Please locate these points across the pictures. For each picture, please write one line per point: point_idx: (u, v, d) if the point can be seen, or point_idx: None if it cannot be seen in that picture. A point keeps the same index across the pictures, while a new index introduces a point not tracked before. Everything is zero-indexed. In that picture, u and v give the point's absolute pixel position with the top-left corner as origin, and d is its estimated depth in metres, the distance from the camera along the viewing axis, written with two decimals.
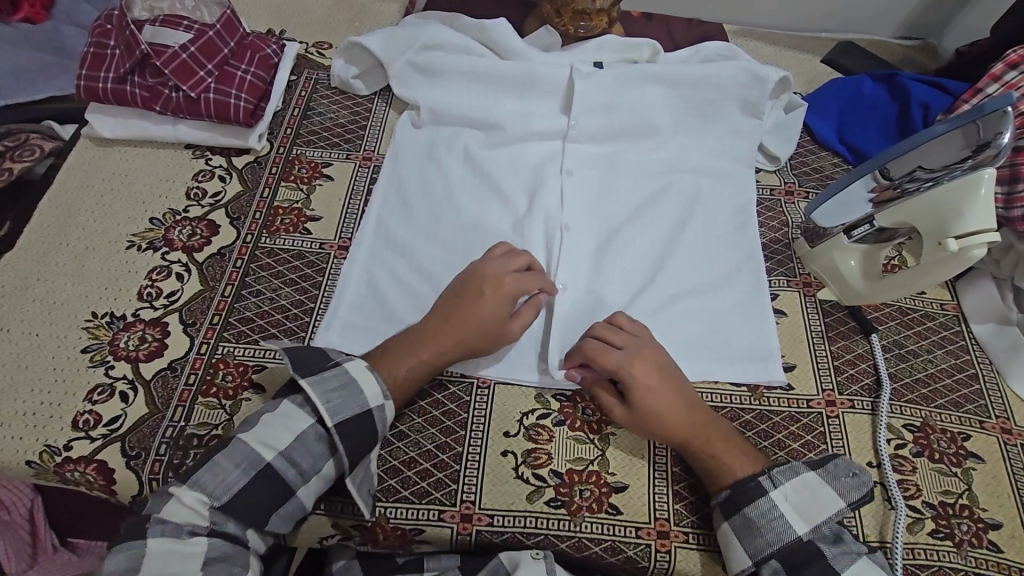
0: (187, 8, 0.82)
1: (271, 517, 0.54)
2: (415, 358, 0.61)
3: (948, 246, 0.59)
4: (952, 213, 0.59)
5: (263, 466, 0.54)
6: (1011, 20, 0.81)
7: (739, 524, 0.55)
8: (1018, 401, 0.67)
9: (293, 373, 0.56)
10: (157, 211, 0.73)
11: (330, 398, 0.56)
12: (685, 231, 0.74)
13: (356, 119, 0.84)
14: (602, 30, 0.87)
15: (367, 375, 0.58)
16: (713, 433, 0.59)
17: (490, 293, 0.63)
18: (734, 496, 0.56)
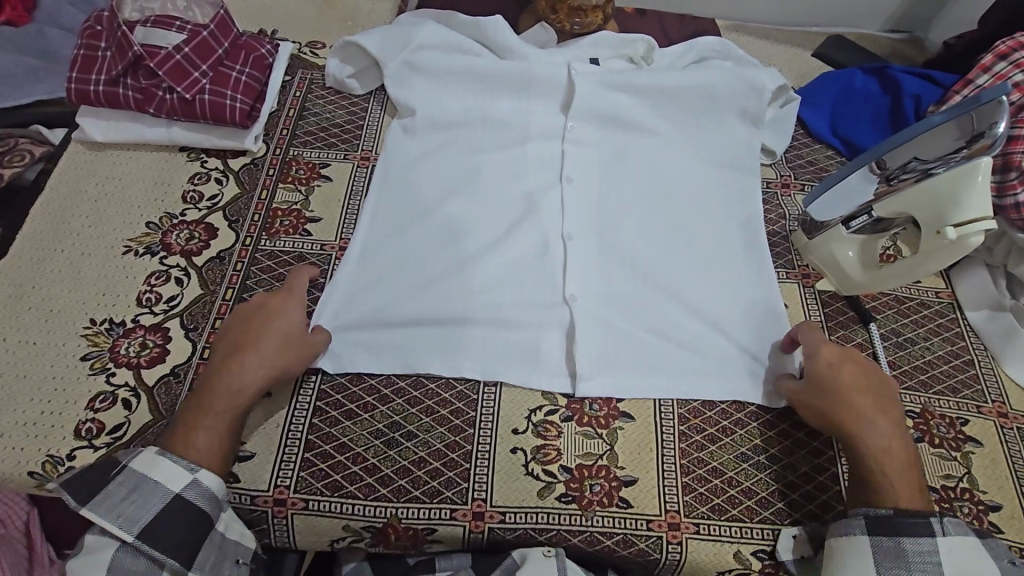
0: (179, 9, 0.80)
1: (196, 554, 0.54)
2: (207, 426, 0.56)
3: (948, 234, 0.60)
4: (949, 202, 0.60)
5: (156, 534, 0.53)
6: (998, 12, 0.83)
7: (890, 548, 0.53)
8: (1013, 385, 0.69)
9: (59, 492, 0.52)
10: (153, 215, 0.72)
11: (118, 513, 0.53)
12: (686, 233, 0.75)
13: (353, 119, 0.83)
14: (598, 26, 0.87)
15: (155, 459, 0.54)
16: (905, 466, 0.57)
17: (275, 321, 0.62)
18: (895, 519, 0.54)
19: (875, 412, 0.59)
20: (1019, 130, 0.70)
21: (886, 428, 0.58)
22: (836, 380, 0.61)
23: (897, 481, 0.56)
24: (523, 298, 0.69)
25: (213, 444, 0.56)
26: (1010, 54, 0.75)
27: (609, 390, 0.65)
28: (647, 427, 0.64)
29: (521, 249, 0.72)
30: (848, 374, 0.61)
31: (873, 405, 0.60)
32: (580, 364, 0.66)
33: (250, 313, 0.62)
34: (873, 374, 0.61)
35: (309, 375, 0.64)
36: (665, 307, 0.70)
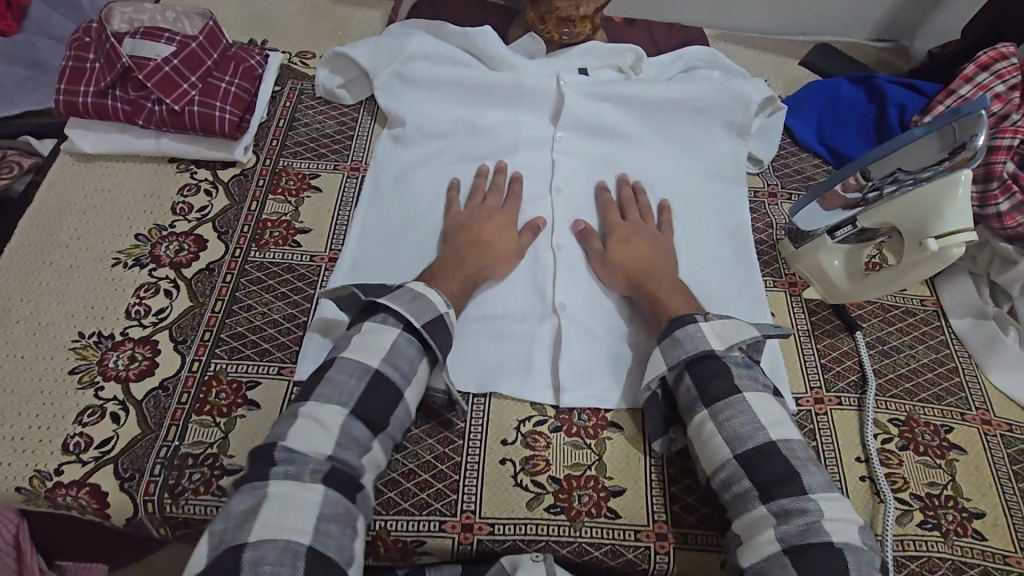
0: (168, 21, 0.80)
1: (390, 420, 0.56)
2: (460, 275, 0.66)
3: (931, 244, 0.61)
4: (930, 213, 0.61)
5: (373, 373, 0.55)
6: (981, 23, 0.84)
7: (666, 343, 0.61)
8: (997, 393, 0.70)
9: (364, 295, 0.60)
10: (142, 227, 0.72)
11: (408, 304, 0.58)
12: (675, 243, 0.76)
13: (342, 129, 0.84)
14: (586, 36, 0.87)
15: (428, 288, 0.60)
16: (676, 288, 0.67)
17: (501, 220, 0.72)
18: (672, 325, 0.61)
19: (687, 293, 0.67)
20: (1000, 141, 0.71)
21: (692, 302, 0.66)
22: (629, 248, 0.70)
23: (667, 298, 0.66)
24: (512, 310, 0.70)
25: (460, 292, 0.66)
26: (992, 64, 0.76)
27: (594, 402, 0.66)
28: (635, 437, 0.65)
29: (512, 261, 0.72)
30: (643, 245, 0.71)
31: (627, 244, 0.71)
32: (565, 376, 0.66)
33: (480, 212, 0.72)
34: (660, 242, 0.72)
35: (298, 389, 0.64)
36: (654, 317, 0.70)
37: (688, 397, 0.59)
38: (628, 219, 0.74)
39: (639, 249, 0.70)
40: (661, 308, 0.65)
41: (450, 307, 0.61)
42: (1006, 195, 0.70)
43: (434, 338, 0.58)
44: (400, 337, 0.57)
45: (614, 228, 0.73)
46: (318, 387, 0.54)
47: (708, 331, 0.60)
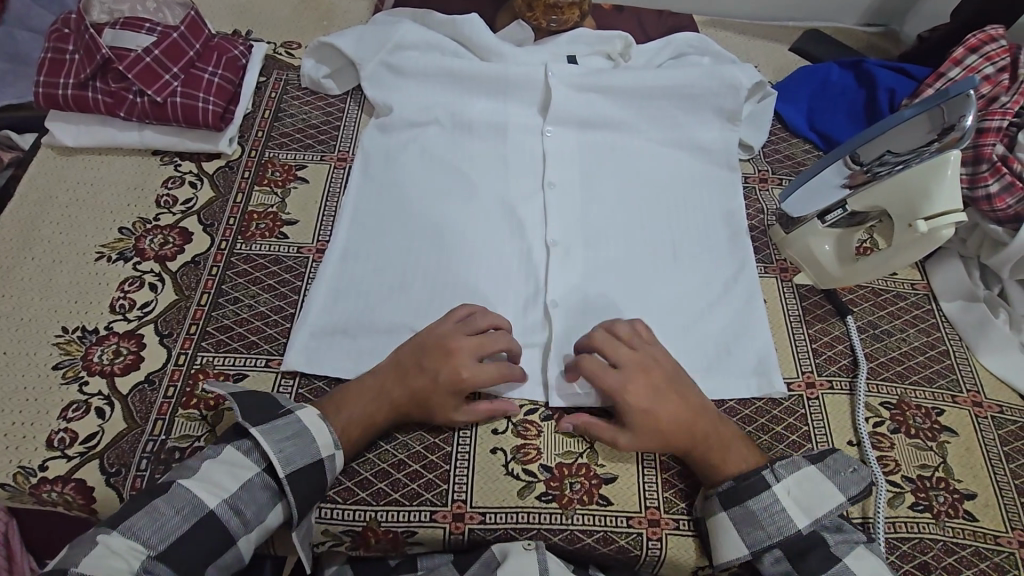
0: (149, 11, 0.80)
1: (209, 568, 0.51)
2: (367, 416, 0.59)
3: (920, 226, 0.61)
4: (916, 195, 0.61)
5: (207, 514, 0.52)
6: (970, 4, 0.84)
7: (740, 515, 0.56)
8: (988, 375, 0.70)
9: (244, 424, 0.55)
10: (125, 220, 0.71)
11: (282, 446, 0.55)
12: (664, 236, 0.75)
13: (329, 120, 0.83)
14: (574, 23, 0.86)
15: (319, 422, 0.57)
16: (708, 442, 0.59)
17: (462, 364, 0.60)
18: (735, 487, 0.57)
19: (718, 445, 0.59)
20: (989, 123, 0.71)
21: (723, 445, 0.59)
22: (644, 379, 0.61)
23: (708, 452, 0.59)
24: (498, 299, 0.70)
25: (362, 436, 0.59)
26: (980, 47, 0.76)
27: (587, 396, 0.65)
28: None
29: (502, 254, 0.72)
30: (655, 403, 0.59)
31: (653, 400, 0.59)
32: (555, 369, 0.66)
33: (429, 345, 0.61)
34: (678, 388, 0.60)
35: (287, 379, 0.63)
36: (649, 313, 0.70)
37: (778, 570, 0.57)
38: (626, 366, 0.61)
39: (666, 408, 0.59)
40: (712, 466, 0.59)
41: (336, 449, 0.57)
42: (995, 176, 0.69)
43: (293, 487, 0.55)
44: (259, 477, 0.55)
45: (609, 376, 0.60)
46: (131, 517, 0.50)
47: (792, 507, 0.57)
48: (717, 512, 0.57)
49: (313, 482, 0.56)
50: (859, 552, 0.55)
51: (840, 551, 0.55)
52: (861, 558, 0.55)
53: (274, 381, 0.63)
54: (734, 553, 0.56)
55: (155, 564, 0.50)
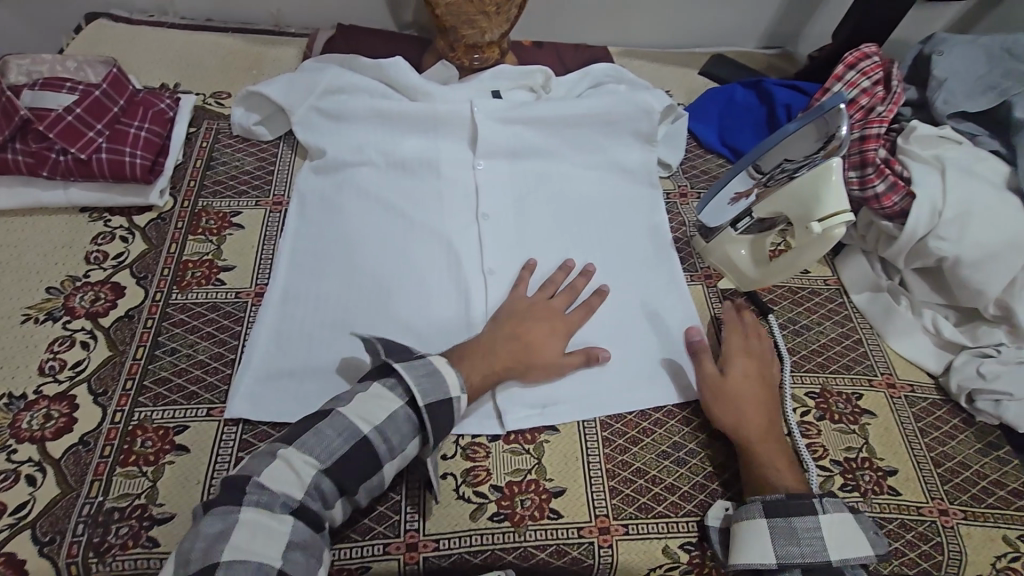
0: (69, 70, 0.80)
1: (359, 487, 0.55)
2: (490, 364, 0.64)
3: (816, 224, 0.66)
4: (809, 195, 0.66)
5: (361, 438, 0.55)
6: (847, 25, 0.93)
7: (781, 527, 0.57)
8: (899, 358, 0.76)
9: (389, 358, 0.59)
10: (54, 280, 0.70)
11: (421, 381, 0.57)
12: (598, 255, 0.80)
13: (262, 165, 0.84)
14: (495, 60, 0.92)
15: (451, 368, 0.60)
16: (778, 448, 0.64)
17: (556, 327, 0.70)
18: (784, 500, 0.58)
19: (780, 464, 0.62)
20: (869, 131, 0.79)
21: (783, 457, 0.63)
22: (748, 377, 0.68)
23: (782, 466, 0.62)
24: (437, 327, 0.71)
25: (480, 383, 0.63)
26: (857, 63, 0.85)
27: (537, 419, 0.67)
28: (572, 438, 0.67)
29: (441, 284, 0.75)
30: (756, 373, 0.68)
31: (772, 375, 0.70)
32: (503, 396, 0.67)
33: (542, 308, 0.71)
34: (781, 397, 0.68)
35: (230, 426, 0.63)
36: (589, 329, 0.73)
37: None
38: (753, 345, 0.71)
39: (751, 396, 0.66)
40: (762, 478, 0.61)
41: (462, 392, 0.60)
42: (880, 177, 0.75)
43: (432, 418, 0.57)
44: (402, 411, 0.57)
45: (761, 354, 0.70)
46: (302, 436, 0.54)
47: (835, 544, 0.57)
48: (757, 515, 0.58)
49: (446, 416, 0.58)
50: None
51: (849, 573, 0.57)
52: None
53: (215, 430, 0.62)
54: (758, 556, 0.56)
55: (318, 481, 0.53)
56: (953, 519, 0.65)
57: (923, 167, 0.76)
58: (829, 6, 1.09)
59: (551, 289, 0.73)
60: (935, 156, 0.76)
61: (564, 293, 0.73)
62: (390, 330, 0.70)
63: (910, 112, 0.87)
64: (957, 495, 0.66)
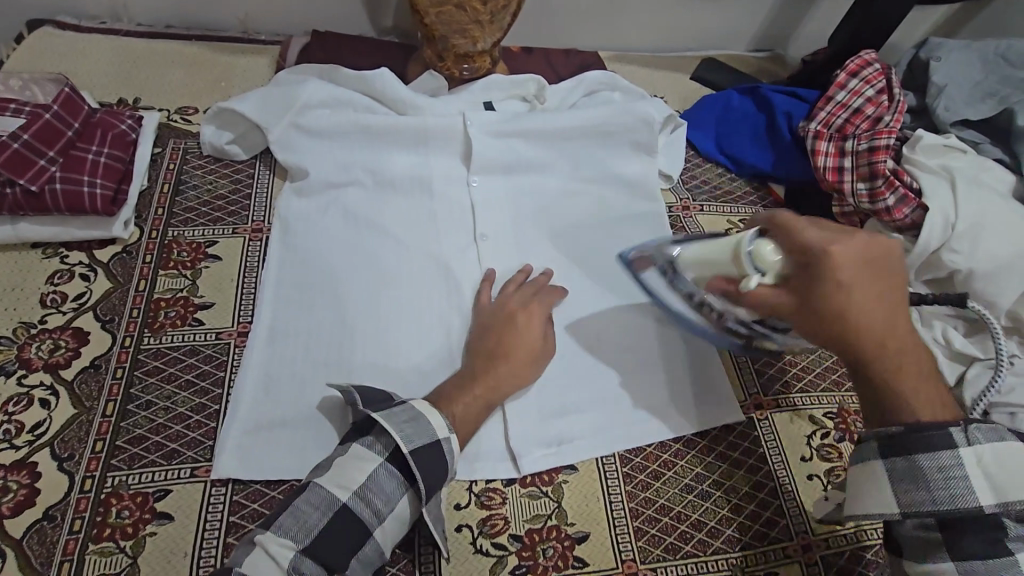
0: (13, 89, 0.72)
1: (351, 561, 0.50)
2: (472, 392, 0.60)
3: (756, 283, 0.52)
4: (729, 276, 0.56)
5: (341, 508, 0.50)
6: (843, 31, 0.92)
7: (901, 467, 0.49)
8: None
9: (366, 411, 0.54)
10: (5, 328, 0.62)
11: (402, 428, 0.52)
12: (598, 273, 0.76)
13: (238, 188, 0.77)
14: (486, 69, 0.87)
15: (433, 409, 0.54)
16: (908, 353, 0.49)
17: (527, 322, 0.66)
18: (907, 436, 0.49)
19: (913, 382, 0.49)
20: (878, 141, 0.77)
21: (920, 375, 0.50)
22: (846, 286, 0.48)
23: (918, 386, 0.49)
24: (440, 359, 0.66)
25: (468, 414, 0.59)
26: (858, 71, 0.84)
27: (553, 459, 0.63)
28: (591, 476, 0.63)
29: (440, 314, 0.69)
30: (864, 299, 0.48)
31: (886, 285, 0.49)
32: (515, 438, 0.63)
33: (508, 309, 0.66)
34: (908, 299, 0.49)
35: (218, 488, 0.56)
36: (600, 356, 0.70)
37: (926, 540, 0.48)
38: (809, 266, 0.50)
39: (870, 304, 0.48)
40: (901, 404, 0.49)
41: (450, 432, 0.54)
42: (890, 189, 0.74)
43: (421, 469, 0.52)
44: (384, 468, 0.52)
45: (823, 289, 0.48)
46: (279, 517, 0.49)
47: (979, 474, 0.47)
48: (875, 459, 0.50)
49: (434, 467, 0.52)
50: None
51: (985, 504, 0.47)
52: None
53: (201, 492, 0.56)
54: (873, 509, 0.50)
55: (300, 562, 0.48)
56: None
57: (932, 177, 0.74)
58: (817, 10, 1.08)
59: (512, 285, 0.70)
60: (942, 166, 0.75)
61: (524, 286, 0.70)
62: (390, 365, 0.65)
63: (910, 119, 0.86)
64: None
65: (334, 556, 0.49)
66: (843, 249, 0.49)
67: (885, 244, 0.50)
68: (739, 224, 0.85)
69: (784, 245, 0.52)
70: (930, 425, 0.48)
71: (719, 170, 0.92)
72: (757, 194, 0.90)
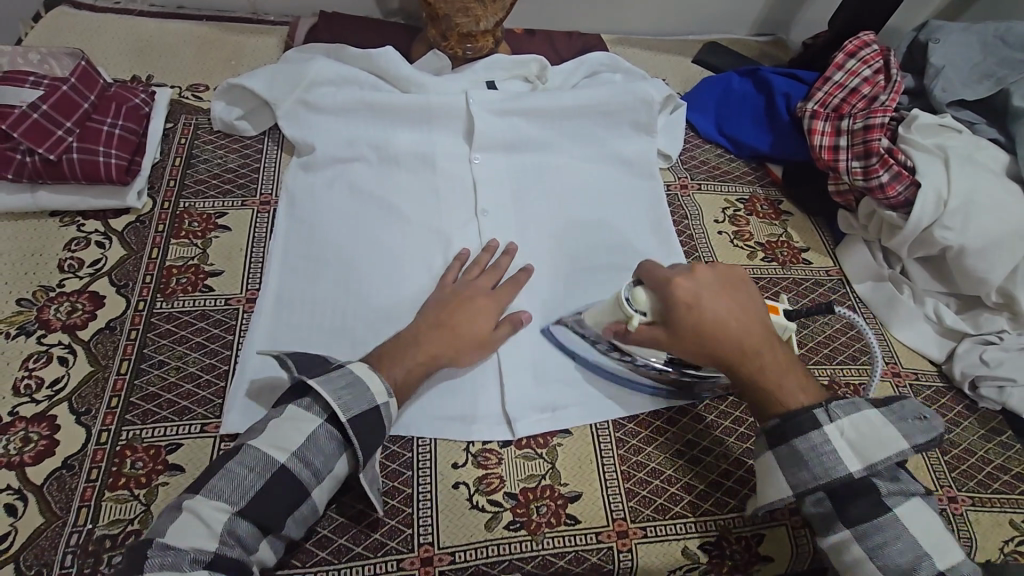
0: (32, 63, 0.74)
1: (287, 521, 0.51)
2: (413, 360, 0.60)
3: (638, 321, 0.60)
4: (620, 321, 0.62)
5: (279, 468, 0.50)
6: (844, 14, 0.92)
7: (785, 454, 0.54)
8: (903, 347, 0.76)
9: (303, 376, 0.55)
10: (25, 290, 0.65)
11: (341, 393, 0.53)
12: (581, 249, 0.77)
13: (247, 162, 0.79)
14: (489, 50, 0.89)
15: (372, 372, 0.55)
16: (772, 358, 0.57)
17: (480, 302, 0.66)
18: (782, 424, 0.54)
19: (781, 373, 0.57)
20: (873, 119, 0.78)
21: (785, 372, 0.57)
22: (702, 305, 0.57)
23: (780, 377, 0.56)
24: None
25: (408, 381, 0.59)
26: (857, 51, 0.85)
27: (548, 424, 0.65)
28: (585, 440, 0.65)
29: None
30: (718, 309, 0.57)
31: (736, 298, 0.59)
32: (512, 404, 0.65)
33: (466, 291, 0.67)
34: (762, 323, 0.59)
35: (227, 443, 0.59)
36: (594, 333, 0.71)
37: (821, 514, 0.54)
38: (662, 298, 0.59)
39: (729, 321, 0.57)
40: (774, 397, 0.56)
41: (389, 396, 0.55)
42: (884, 167, 0.76)
43: (360, 430, 0.53)
44: (322, 429, 0.52)
45: (680, 295, 0.58)
46: (212, 479, 0.49)
47: (845, 443, 0.53)
48: (764, 451, 0.56)
49: (371, 429, 0.54)
50: (914, 504, 0.52)
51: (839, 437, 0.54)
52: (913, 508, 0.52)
53: (212, 447, 0.59)
54: (773, 495, 0.55)
55: (235, 523, 0.48)
56: (962, 506, 0.65)
57: (926, 156, 0.76)
58: None
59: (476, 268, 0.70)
60: (937, 145, 0.76)
61: (489, 271, 0.70)
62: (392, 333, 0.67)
63: (907, 100, 0.87)
64: (965, 482, 0.67)
65: (270, 516, 0.50)
66: (704, 268, 0.61)
67: (728, 270, 0.61)
68: (736, 203, 0.87)
69: (656, 285, 0.60)
70: (796, 410, 0.54)
71: (718, 151, 0.93)
72: (755, 174, 0.91)
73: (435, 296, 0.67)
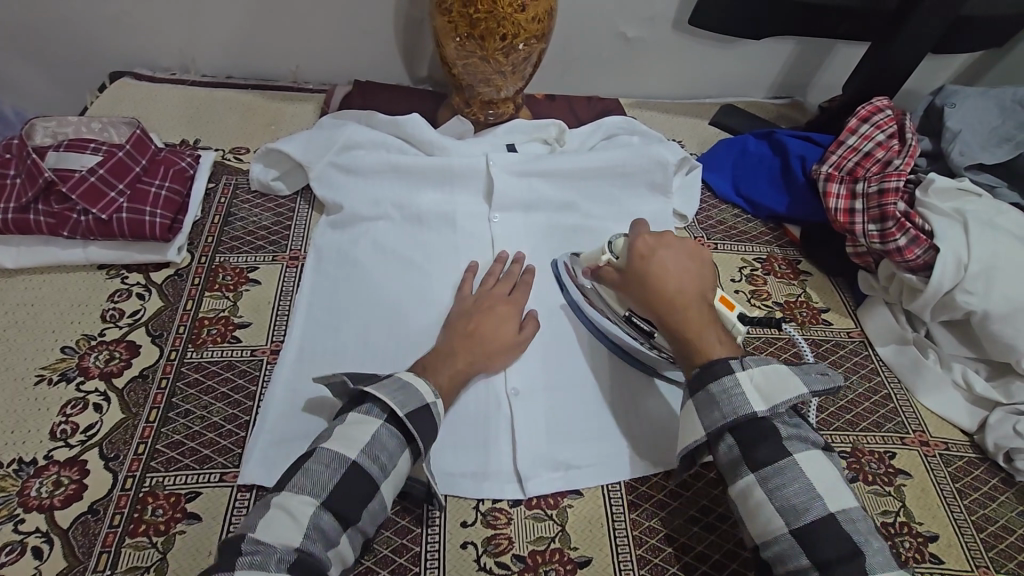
0: (94, 131, 0.82)
1: (363, 514, 0.52)
2: (452, 365, 0.64)
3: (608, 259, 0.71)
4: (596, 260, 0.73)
5: (353, 463, 0.52)
6: (857, 80, 0.95)
7: (703, 399, 0.57)
8: (931, 414, 0.73)
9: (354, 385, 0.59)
10: (69, 339, 0.70)
11: (395, 394, 0.56)
12: None
13: (279, 221, 0.85)
14: (510, 115, 0.94)
15: (417, 377, 0.59)
16: (701, 313, 0.63)
17: (503, 309, 0.71)
18: (703, 372, 0.57)
19: (703, 325, 0.62)
20: (888, 184, 0.79)
21: (709, 326, 0.62)
22: (655, 254, 0.67)
23: (699, 329, 0.62)
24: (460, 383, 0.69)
25: (451, 386, 0.63)
26: (870, 117, 0.86)
27: (560, 484, 0.65)
28: (597, 503, 0.64)
29: None
30: (669, 261, 0.67)
31: (690, 262, 0.68)
32: (523, 463, 0.65)
33: (487, 301, 0.72)
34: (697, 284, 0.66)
35: (243, 493, 0.60)
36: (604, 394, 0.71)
37: (730, 459, 0.55)
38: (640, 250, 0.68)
39: (674, 272, 0.66)
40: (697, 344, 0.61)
41: (436, 397, 0.58)
42: (901, 230, 0.75)
43: (417, 425, 0.55)
44: (385, 427, 0.54)
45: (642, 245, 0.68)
46: (292, 479, 0.51)
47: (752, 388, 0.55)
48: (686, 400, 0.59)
49: (429, 425, 0.56)
50: (813, 453, 0.54)
51: (792, 446, 0.54)
52: (812, 459, 0.53)
53: (228, 497, 0.60)
54: (689, 437, 0.57)
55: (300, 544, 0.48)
56: None
57: (945, 220, 0.75)
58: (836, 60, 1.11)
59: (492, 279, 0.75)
60: (956, 210, 0.76)
61: (503, 279, 0.75)
62: None
63: (925, 163, 0.87)
64: (1004, 564, 0.62)
65: (351, 510, 0.51)
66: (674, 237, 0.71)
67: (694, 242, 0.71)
68: (753, 262, 0.87)
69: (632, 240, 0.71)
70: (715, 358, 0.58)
71: (735, 211, 0.95)
72: (772, 234, 0.92)
73: (460, 308, 0.72)
